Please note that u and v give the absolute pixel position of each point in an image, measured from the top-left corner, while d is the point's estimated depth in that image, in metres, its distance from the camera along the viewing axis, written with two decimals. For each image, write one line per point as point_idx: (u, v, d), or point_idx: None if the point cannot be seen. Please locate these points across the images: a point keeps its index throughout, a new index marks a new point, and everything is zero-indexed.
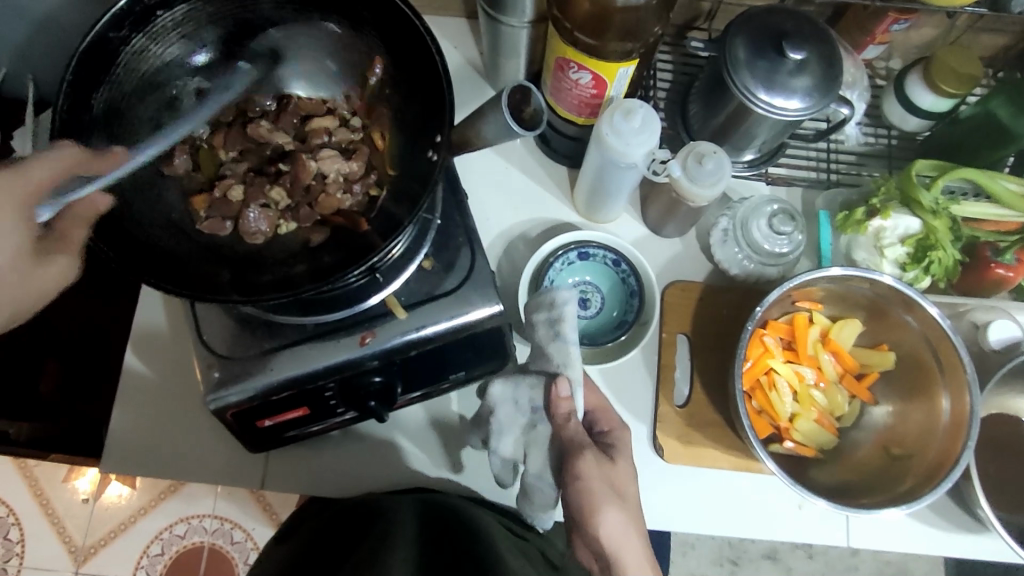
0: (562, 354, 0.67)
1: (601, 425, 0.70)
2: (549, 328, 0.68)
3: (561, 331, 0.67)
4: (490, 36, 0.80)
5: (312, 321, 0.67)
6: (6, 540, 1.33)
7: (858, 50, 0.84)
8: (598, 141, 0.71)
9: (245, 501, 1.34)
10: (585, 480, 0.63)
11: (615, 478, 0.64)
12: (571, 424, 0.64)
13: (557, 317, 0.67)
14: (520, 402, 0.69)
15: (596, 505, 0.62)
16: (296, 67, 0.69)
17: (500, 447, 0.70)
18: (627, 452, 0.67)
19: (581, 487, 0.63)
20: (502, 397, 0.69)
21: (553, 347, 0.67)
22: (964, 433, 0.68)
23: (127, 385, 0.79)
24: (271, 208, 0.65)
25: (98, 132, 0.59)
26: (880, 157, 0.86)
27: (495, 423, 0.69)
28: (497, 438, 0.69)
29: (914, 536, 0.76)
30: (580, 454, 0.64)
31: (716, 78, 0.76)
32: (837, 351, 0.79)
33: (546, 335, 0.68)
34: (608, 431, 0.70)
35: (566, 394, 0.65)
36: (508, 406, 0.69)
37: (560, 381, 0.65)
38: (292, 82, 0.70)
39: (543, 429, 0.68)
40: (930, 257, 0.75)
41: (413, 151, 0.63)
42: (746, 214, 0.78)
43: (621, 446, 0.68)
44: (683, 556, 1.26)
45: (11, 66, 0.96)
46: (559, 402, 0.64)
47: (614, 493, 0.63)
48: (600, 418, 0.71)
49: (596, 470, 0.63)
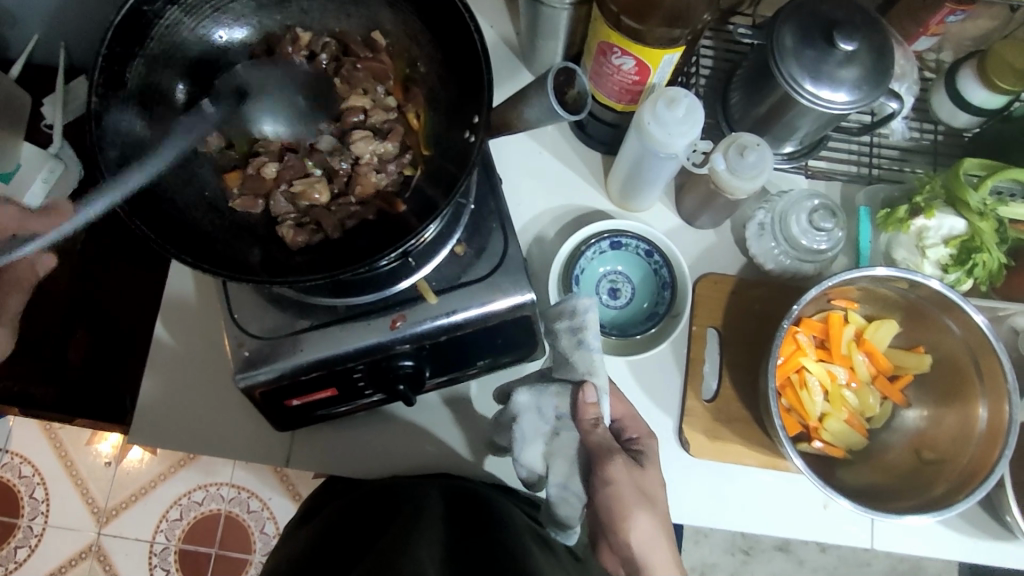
0: (586, 361, 0.66)
1: (629, 432, 0.71)
2: (571, 336, 0.67)
3: (583, 338, 0.67)
4: (529, 16, 0.78)
5: (344, 303, 0.66)
6: (31, 499, 1.36)
7: (910, 42, 0.81)
8: (639, 130, 0.70)
9: (264, 472, 1.37)
10: (615, 484, 0.64)
11: (643, 482, 0.65)
12: (598, 430, 0.65)
13: (578, 325, 0.67)
14: (544, 410, 0.68)
15: (628, 510, 0.63)
16: (263, 108, 0.64)
17: (525, 456, 0.68)
18: (654, 461, 0.68)
19: (611, 491, 0.64)
20: (527, 405, 0.68)
21: (577, 355, 0.67)
22: (1001, 441, 0.67)
23: (156, 358, 0.80)
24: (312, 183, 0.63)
25: (132, 107, 0.58)
26: (925, 152, 0.84)
27: (517, 431, 0.67)
28: (518, 446, 0.68)
29: (940, 542, 0.76)
30: (610, 459, 0.64)
31: (762, 67, 0.73)
32: (871, 351, 0.78)
33: (569, 344, 0.68)
34: (636, 438, 0.70)
35: (593, 400, 0.65)
36: (531, 414, 0.68)
37: (586, 389, 0.65)
38: (260, 121, 0.64)
39: (567, 436, 0.67)
40: (975, 259, 0.73)
41: (450, 132, 0.63)
42: (785, 208, 0.77)
43: (650, 454, 0.69)
44: (696, 544, 1.27)
45: (44, 33, 0.96)
46: (587, 408, 0.64)
47: (644, 499, 0.64)
48: (629, 426, 0.71)
49: (626, 475, 0.64)
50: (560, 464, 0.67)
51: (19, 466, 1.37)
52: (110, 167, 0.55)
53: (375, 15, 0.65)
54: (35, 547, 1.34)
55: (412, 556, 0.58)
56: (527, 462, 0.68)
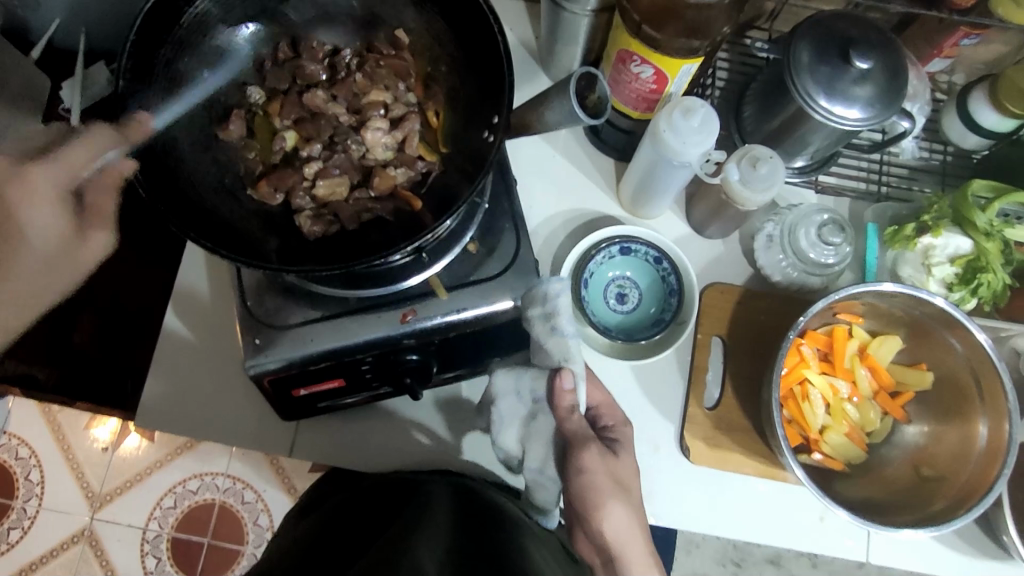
0: (562, 349, 0.63)
1: (605, 420, 0.72)
2: (544, 323, 0.64)
3: (556, 325, 0.63)
4: (549, 22, 0.79)
5: (355, 296, 0.67)
6: (26, 481, 1.36)
7: (923, 63, 0.82)
8: (654, 138, 0.71)
9: (261, 464, 1.37)
10: (589, 473, 0.64)
11: (617, 471, 0.66)
12: (574, 418, 0.65)
13: (551, 311, 0.63)
14: (522, 393, 0.68)
15: (602, 500, 0.64)
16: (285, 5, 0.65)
17: (502, 439, 0.69)
18: (628, 448, 0.69)
19: (585, 480, 0.64)
20: (505, 388, 0.68)
21: (552, 342, 0.63)
22: (1001, 460, 0.68)
23: (165, 343, 0.80)
24: (340, 179, 0.64)
25: (157, 92, 0.59)
26: (933, 172, 0.85)
27: (495, 414, 0.68)
28: (496, 428, 0.68)
29: (932, 558, 0.76)
30: (585, 446, 0.65)
31: (777, 81, 0.74)
32: (874, 367, 0.78)
33: (542, 330, 0.64)
34: (611, 426, 0.71)
35: (570, 387, 0.63)
36: (510, 396, 0.68)
37: (563, 375, 0.63)
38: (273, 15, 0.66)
39: (545, 421, 0.67)
40: (979, 279, 0.74)
41: (469, 132, 0.64)
42: (795, 221, 0.78)
43: (624, 441, 0.70)
44: (689, 554, 1.27)
45: (66, 18, 0.97)
46: (563, 395, 0.63)
47: (618, 488, 0.65)
48: (604, 413, 0.72)
49: (600, 463, 0.65)
50: (536, 447, 0.68)
51: (16, 448, 1.37)
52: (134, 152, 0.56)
53: (399, 14, 0.66)
54: (28, 529, 1.34)
55: (412, 549, 0.60)
56: (503, 446, 0.69)
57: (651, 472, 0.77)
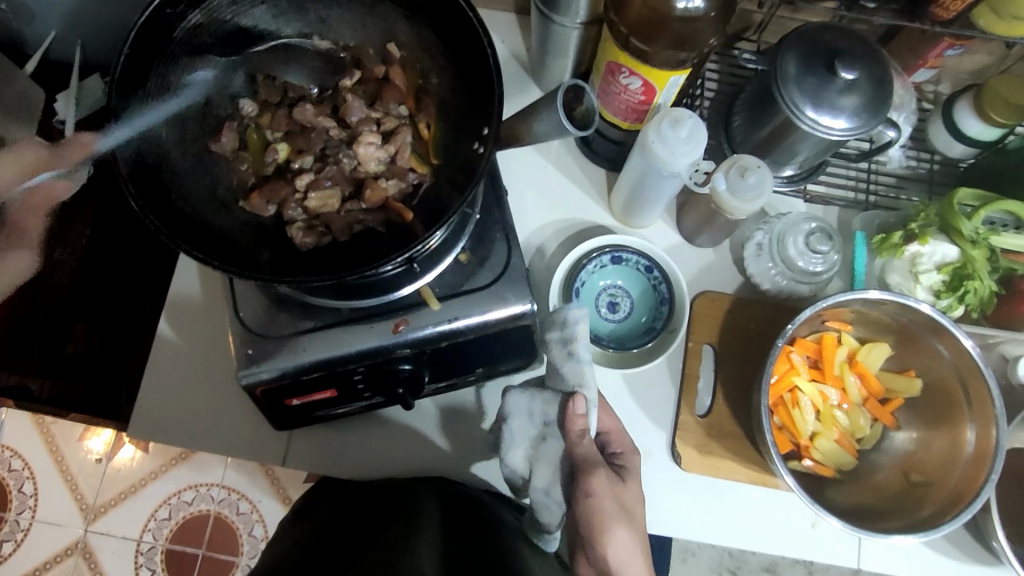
0: (576, 374, 0.68)
1: (613, 446, 0.73)
2: (562, 347, 0.70)
3: (573, 350, 0.69)
4: (539, 34, 0.80)
5: (348, 306, 0.67)
6: (19, 492, 1.36)
7: (909, 73, 0.83)
8: (643, 148, 0.71)
9: (256, 475, 1.36)
10: (595, 497, 0.65)
11: (625, 499, 0.67)
12: (585, 442, 0.66)
13: (570, 336, 0.69)
14: (534, 416, 0.70)
15: (605, 523, 0.64)
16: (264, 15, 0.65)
17: (511, 458, 0.70)
18: (636, 476, 0.70)
19: (592, 504, 0.65)
20: (518, 408, 0.71)
21: (567, 366, 0.69)
22: (989, 465, 0.68)
23: (159, 354, 0.80)
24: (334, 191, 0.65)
25: (151, 104, 0.60)
26: (920, 181, 0.86)
27: (507, 433, 0.70)
28: (507, 448, 0.70)
29: (922, 562, 0.77)
30: (594, 472, 0.66)
31: (764, 92, 0.75)
32: (863, 374, 0.79)
33: (559, 355, 0.70)
34: (620, 453, 0.72)
35: (582, 412, 0.66)
36: (523, 417, 0.71)
37: (576, 400, 0.66)
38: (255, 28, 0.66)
39: (553, 444, 0.69)
40: (967, 286, 0.75)
41: (460, 143, 0.64)
42: (783, 230, 0.78)
43: (631, 468, 0.71)
44: (684, 563, 1.27)
45: (61, 31, 0.97)
46: (575, 419, 0.66)
47: (624, 514, 0.66)
48: (614, 439, 0.73)
49: (607, 488, 0.65)
50: (542, 470, 0.68)
51: (9, 459, 1.37)
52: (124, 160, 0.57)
53: (390, 27, 0.67)
54: (21, 541, 1.34)
55: (411, 551, 0.59)
56: (511, 464, 0.70)
57: (644, 480, 0.77)
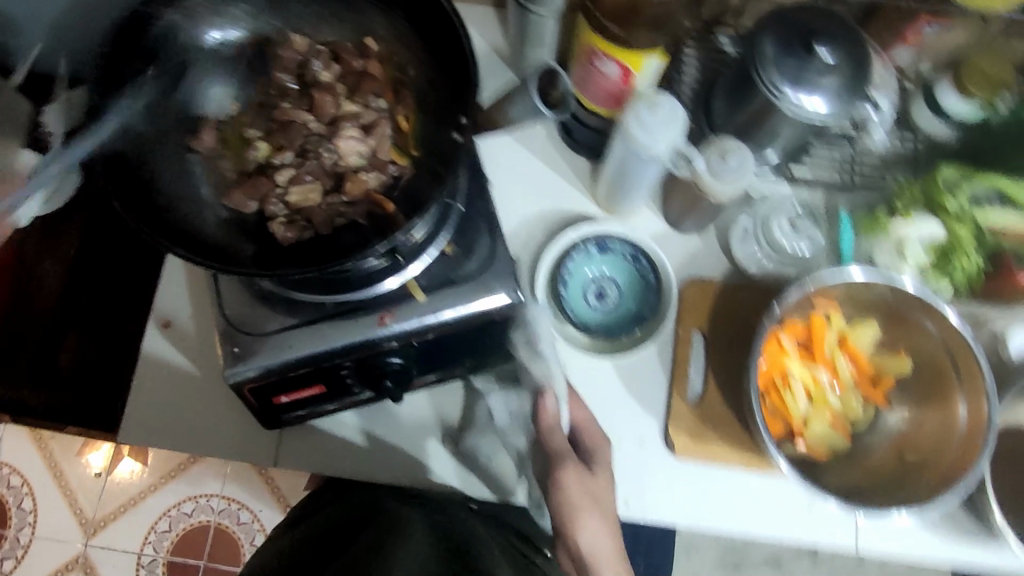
0: (543, 369, 0.74)
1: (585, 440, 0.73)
2: (529, 348, 0.74)
3: (540, 348, 0.74)
4: (517, 25, 0.80)
5: (332, 300, 0.67)
6: (18, 509, 1.35)
7: (887, 51, 0.82)
8: (624, 134, 0.71)
9: (254, 484, 1.35)
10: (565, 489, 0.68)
11: (594, 489, 0.70)
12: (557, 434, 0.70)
13: (535, 338, 0.74)
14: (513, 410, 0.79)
15: (575, 513, 0.68)
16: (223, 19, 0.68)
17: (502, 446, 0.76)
18: (606, 468, 0.72)
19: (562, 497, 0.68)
20: (498, 405, 0.79)
21: (534, 363, 0.74)
22: (982, 441, 0.68)
23: (146, 357, 0.80)
24: (314, 185, 0.65)
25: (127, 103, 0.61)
26: (906, 161, 0.84)
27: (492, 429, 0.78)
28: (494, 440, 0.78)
29: (921, 544, 0.76)
30: (562, 464, 0.69)
31: (743, 76, 0.76)
32: (854, 355, 0.79)
33: (525, 354, 0.74)
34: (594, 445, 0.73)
35: (553, 408, 0.70)
36: (502, 411, 0.78)
37: (546, 395, 0.70)
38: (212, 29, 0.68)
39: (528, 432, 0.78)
40: (954, 261, 0.77)
41: (439, 133, 0.64)
42: (766, 213, 0.83)
43: (601, 458, 0.72)
44: (686, 559, 1.24)
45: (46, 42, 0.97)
46: (547, 413, 0.70)
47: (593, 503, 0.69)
48: (584, 431, 0.73)
49: (576, 481, 0.68)
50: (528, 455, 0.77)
51: (7, 476, 1.36)
52: (102, 161, 0.58)
53: (368, 22, 0.68)
54: (21, 558, 1.34)
55: None
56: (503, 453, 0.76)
57: (638, 470, 0.77)
